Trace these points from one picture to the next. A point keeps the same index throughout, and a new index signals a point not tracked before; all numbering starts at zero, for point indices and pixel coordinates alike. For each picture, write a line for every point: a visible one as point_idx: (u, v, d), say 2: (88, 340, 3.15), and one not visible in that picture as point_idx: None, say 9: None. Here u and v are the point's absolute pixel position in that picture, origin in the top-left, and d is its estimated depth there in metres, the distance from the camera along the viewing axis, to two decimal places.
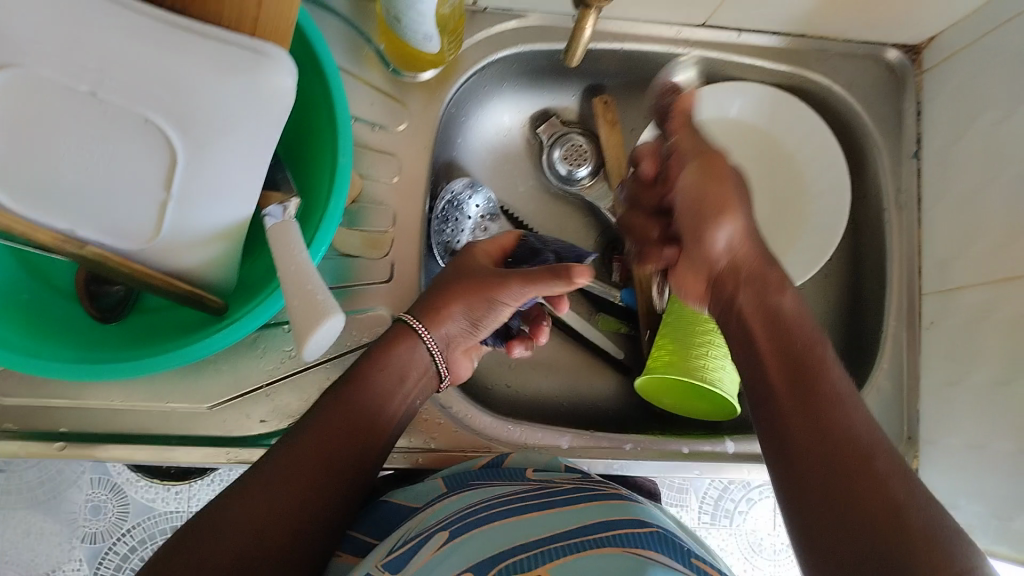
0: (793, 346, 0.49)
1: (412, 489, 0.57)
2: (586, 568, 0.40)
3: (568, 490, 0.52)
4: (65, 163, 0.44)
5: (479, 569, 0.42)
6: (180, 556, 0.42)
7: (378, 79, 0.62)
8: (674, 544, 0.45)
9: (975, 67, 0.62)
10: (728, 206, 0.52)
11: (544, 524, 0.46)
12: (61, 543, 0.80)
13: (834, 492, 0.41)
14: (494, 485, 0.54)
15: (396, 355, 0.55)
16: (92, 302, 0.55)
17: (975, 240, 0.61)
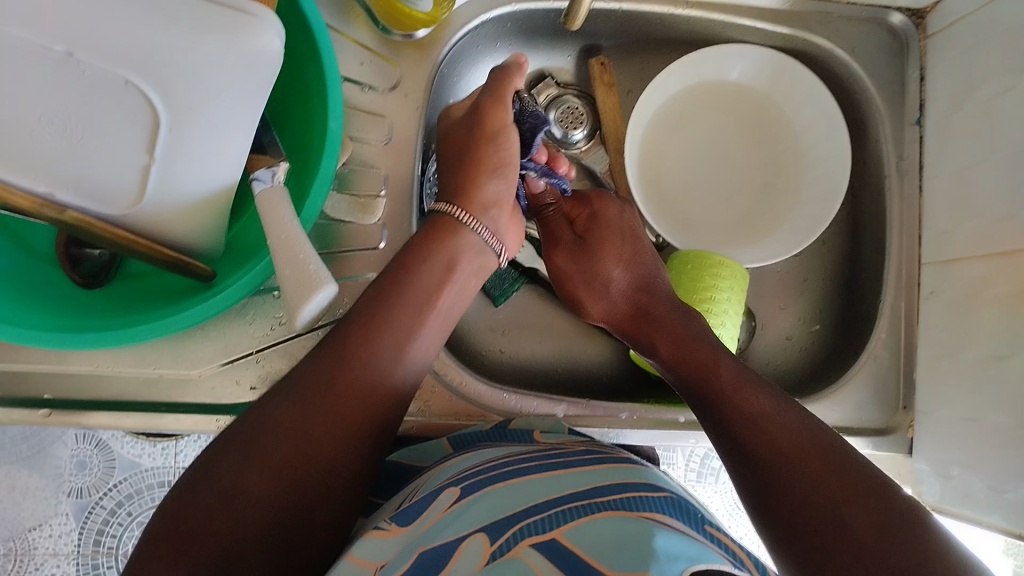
0: (705, 378, 0.52)
1: (416, 447, 0.58)
2: (601, 528, 0.39)
3: (573, 452, 0.52)
4: (40, 126, 0.42)
5: (490, 528, 0.41)
6: (195, 517, 0.39)
7: (367, 38, 0.60)
8: (687, 510, 0.44)
9: (981, 33, 0.60)
10: (592, 295, 0.62)
11: (550, 485, 0.46)
12: (48, 497, 0.82)
13: (783, 497, 0.43)
14: (499, 449, 0.53)
15: (437, 253, 0.53)
16: (73, 267, 0.53)
17: (975, 211, 0.60)
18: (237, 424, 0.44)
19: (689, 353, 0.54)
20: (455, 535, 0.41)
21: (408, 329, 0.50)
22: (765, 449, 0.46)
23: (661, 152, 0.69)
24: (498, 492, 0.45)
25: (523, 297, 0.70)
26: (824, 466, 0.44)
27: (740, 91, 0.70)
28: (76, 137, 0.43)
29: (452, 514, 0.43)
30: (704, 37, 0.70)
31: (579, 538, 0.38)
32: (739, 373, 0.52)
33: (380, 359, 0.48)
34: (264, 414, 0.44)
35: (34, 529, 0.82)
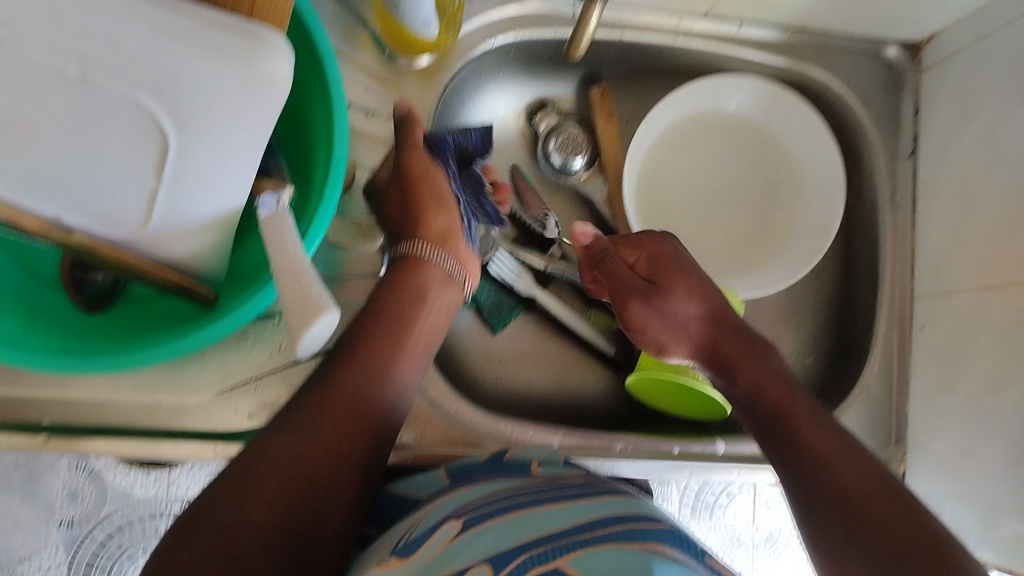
0: (776, 418, 0.51)
1: (415, 478, 0.57)
2: (607, 562, 0.39)
3: (575, 484, 0.52)
4: (51, 146, 0.42)
5: (495, 558, 0.41)
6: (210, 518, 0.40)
7: (372, 64, 0.61)
8: (688, 541, 0.44)
9: (976, 66, 0.61)
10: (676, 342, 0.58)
11: (554, 517, 0.46)
12: (37, 528, 0.81)
13: (861, 544, 0.43)
14: (498, 481, 0.53)
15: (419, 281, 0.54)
16: (77, 290, 0.53)
17: (970, 243, 0.60)
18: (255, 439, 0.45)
19: (754, 392, 0.53)
20: (461, 565, 0.41)
21: (391, 369, 0.51)
22: (842, 496, 0.45)
23: (659, 181, 0.70)
24: (501, 522, 0.45)
25: (521, 326, 0.70)
26: (896, 516, 0.43)
27: (737, 124, 0.70)
28: (84, 158, 0.43)
29: (456, 545, 0.43)
30: (702, 68, 0.71)
31: (588, 573, 0.38)
32: (814, 413, 0.51)
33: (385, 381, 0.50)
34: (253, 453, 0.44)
35: (24, 560, 0.82)
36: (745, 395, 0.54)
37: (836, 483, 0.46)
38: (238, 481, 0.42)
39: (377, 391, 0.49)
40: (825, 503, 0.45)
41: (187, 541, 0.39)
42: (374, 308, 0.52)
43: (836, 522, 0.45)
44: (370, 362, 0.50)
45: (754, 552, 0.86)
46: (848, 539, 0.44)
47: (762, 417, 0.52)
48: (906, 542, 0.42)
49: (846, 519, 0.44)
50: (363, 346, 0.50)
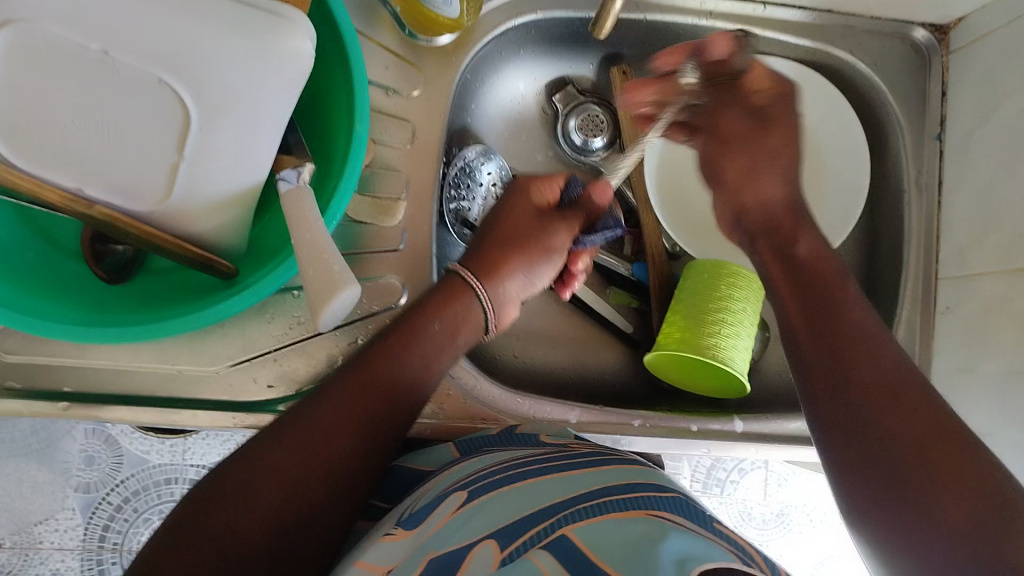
0: (827, 327, 0.46)
1: (423, 453, 0.58)
2: (612, 530, 0.40)
3: (581, 454, 0.52)
4: (74, 122, 0.42)
5: (499, 535, 0.41)
6: (213, 509, 0.42)
7: (393, 42, 0.60)
8: (696, 509, 0.44)
9: (1005, 50, 0.60)
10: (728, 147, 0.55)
11: (559, 486, 0.46)
12: (55, 492, 0.82)
13: (869, 457, 0.40)
14: (507, 450, 0.54)
15: (452, 309, 0.52)
16: (97, 263, 0.54)
17: (995, 227, 0.60)
18: (274, 426, 0.46)
19: (810, 280, 0.49)
20: (462, 540, 0.41)
21: (414, 384, 0.50)
22: (857, 397, 0.42)
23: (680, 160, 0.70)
24: (505, 497, 0.45)
25: (537, 306, 0.70)
26: (913, 409, 0.41)
27: None
28: (106, 133, 0.43)
29: (458, 519, 0.43)
30: None
31: (590, 538, 0.39)
32: (858, 303, 0.47)
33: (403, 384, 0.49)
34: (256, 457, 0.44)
35: (40, 523, 0.83)
36: (797, 277, 0.50)
37: (854, 376, 0.43)
38: (239, 483, 0.43)
39: (396, 402, 0.49)
40: (834, 401, 0.44)
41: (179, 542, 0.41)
42: (396, 328, 0.51)
43: (877, 458, 0.40)
44: (388, 374, 0.48)
45: (764, 530, 0.89)
46: (857, 450, 0.42)
47: (802, 327, 0.48)
48: (913, 446, 0.39)
49: (854, 431, 0.42)
50: (379, 360, 0.49)
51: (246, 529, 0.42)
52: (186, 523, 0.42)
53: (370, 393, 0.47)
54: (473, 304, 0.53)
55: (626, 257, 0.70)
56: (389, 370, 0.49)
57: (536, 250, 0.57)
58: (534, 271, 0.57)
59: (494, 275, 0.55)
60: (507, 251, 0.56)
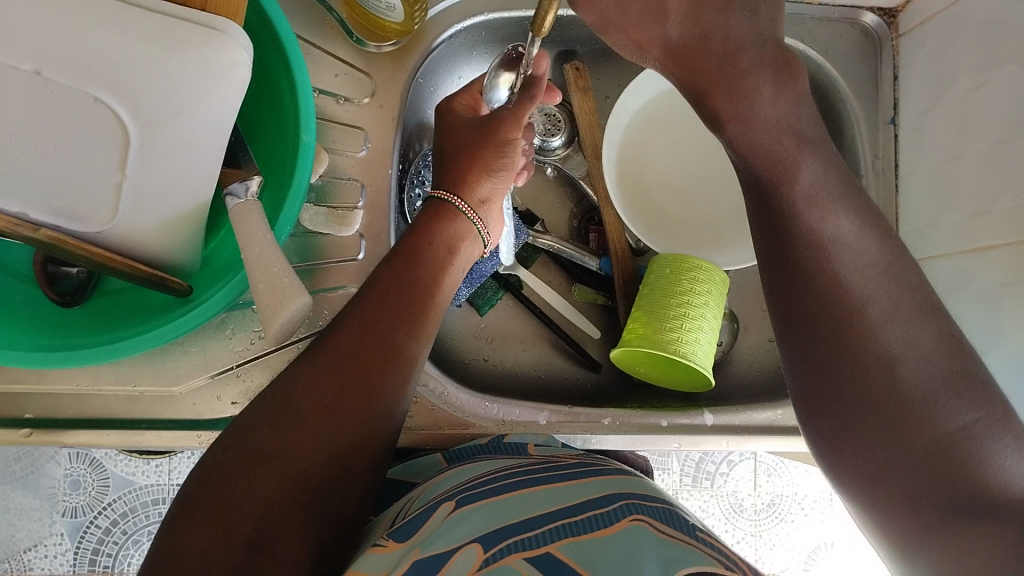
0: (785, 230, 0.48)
1: (412, 465, 0.58)
2: (600, 545, 0.39)
3: (569, 466, 0.52)
4: (11, 144, 0.42)
5: (483, 537, 0.41)
6: (225, 478, 0.42)
7: (341, 49, 0.60)
8: (679, 517, 0.44)
9: (951, 31, 0.60)
10: None
11: (545, 500, 0.45)
12: (42, 518, 0.83)
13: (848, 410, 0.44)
14: (489, 461, 0.53)
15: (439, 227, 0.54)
16: (50, 285, 0.52)
17: (950, 207, 0.60)
18: (293, 369, 0.47)
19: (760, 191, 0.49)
20: (449, 545, 0.40)
21: (418, 313, 0.51)
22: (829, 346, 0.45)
23: (640, 156, 0.69)
24: (493, 506, 0.44)
25: (505, 306, 0.70)
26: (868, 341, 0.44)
27: None
28: (46, 154, 0.43)
29: (445, 526, 0.42)
30: None
31: (577, 555, 0.38)
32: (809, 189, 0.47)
33: (416, 313, 0.51)
34: (290, 384, 0.46)
35: (29, 549, 0.83)
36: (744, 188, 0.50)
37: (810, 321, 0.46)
38: (254, 446, 0.43)
39: (409, 327, 0.50)
40: (820, 352, 0.45)
41: (228, 467, 0.43)
42: (397, 263, 0.52)
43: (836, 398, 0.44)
44: (390, 313, 0.49)
45: (756, 521, 0.89)
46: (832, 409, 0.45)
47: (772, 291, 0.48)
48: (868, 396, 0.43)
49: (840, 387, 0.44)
50: (388, 296, 0.50)
51: (265, 489, 0.42)
52: (203, 490, 0.42)
53: (374, 327, 0.49)
54: (464, 223, 0.55)
55: (592, 251, 0.70)
56: (397, 303, 0.50)
57: (487, 147, 0.56)
58: (494, 172, 0.57)
59: (471, 185, 0.56)
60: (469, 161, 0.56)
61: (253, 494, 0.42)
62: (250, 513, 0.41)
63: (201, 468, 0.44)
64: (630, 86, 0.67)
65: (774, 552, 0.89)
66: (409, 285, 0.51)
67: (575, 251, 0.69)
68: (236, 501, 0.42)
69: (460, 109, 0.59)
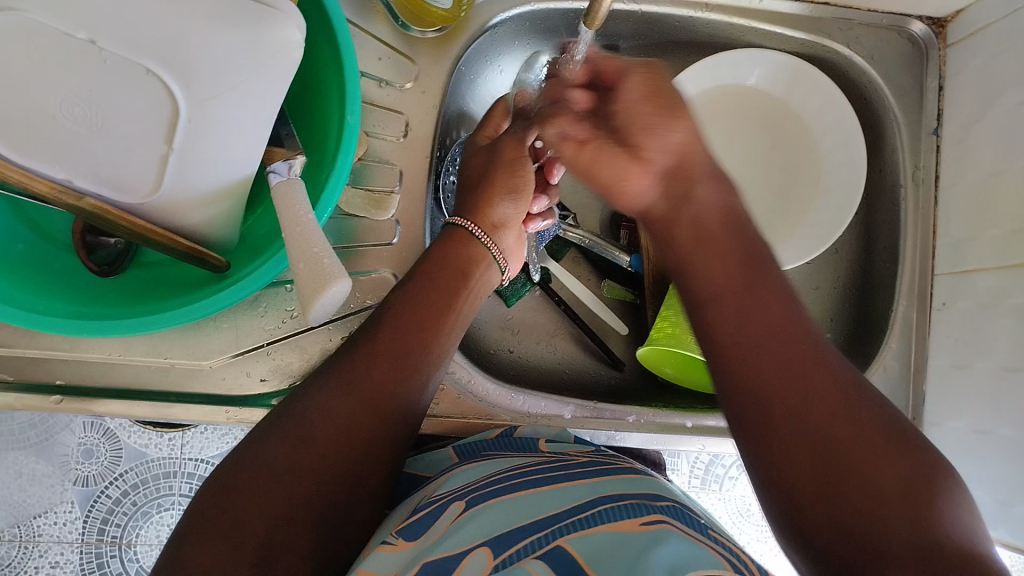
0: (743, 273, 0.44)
1: (425, 457, 0.58)
2: (608, 539, 0.40)
3: (586, 464, 0.52)
4: (60, 111, 0.42)
5: (494, 541, 0.41)
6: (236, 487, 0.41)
7: (386, 33, 0.60)
8: (693, 517, 0.44)
9: (1001, 44, 0.60)
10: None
11: (557, 499, 0.45)
12: (54, 485, 0.84)
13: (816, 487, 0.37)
14: (510, 457, 0.53)
15: (453, 249, 0.56)
16: (88, 255, 0.53)
17: (990, 222, 0.60)
18: (304, 389, 0.47)
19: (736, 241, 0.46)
20: (456, 549, 0.40)
21: (435, 337, 0.51)
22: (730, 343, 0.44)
23: None
24: (505, 504, 0.44)
25: (532, 299, 0.70)
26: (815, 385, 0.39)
27: (756, 96, 0.69)
28: (95, 123, 0.43)
29: (457, 527, 0.43)
30: (720, 40, 0.70)
31: (587, 550, 0.38)
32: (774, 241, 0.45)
33: (431, 338, 0.51)
34: (305, 403, 0.46)
35: (39, 516, 0.84)
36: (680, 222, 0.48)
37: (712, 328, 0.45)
38: (263, 460, 0.43)
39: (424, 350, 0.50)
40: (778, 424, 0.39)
41: (244, 475, 0.42)
42: (416, 288, 0.52)
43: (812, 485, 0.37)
44: (406, 336, 0.50)
45: (763, 525, 0.89)
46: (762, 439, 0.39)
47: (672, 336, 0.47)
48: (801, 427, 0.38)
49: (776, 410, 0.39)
50: (405, 319, 0.51)
51: (274, 506, 0.41)
52: (210, 503, 0.41)
53: (391, 348, 0.49)
54: (477, 246, 0.56)
55: (622, 248, 0.70)
56: (414, 325, 0.51)
57: (504, 166, 0.57)
58: (506, 199, 0.57)
59: (486, 211, 0.57)
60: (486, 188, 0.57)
61: (262, 508, 0.41)
62: (260, 525, 0.40)
63: (211, 482, 0.43)
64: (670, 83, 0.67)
65: (780, 559, 0.89)
66: (425, 309, 0.52)
67: (604, 247, 0.69)
68: (249, 513, 0.40)
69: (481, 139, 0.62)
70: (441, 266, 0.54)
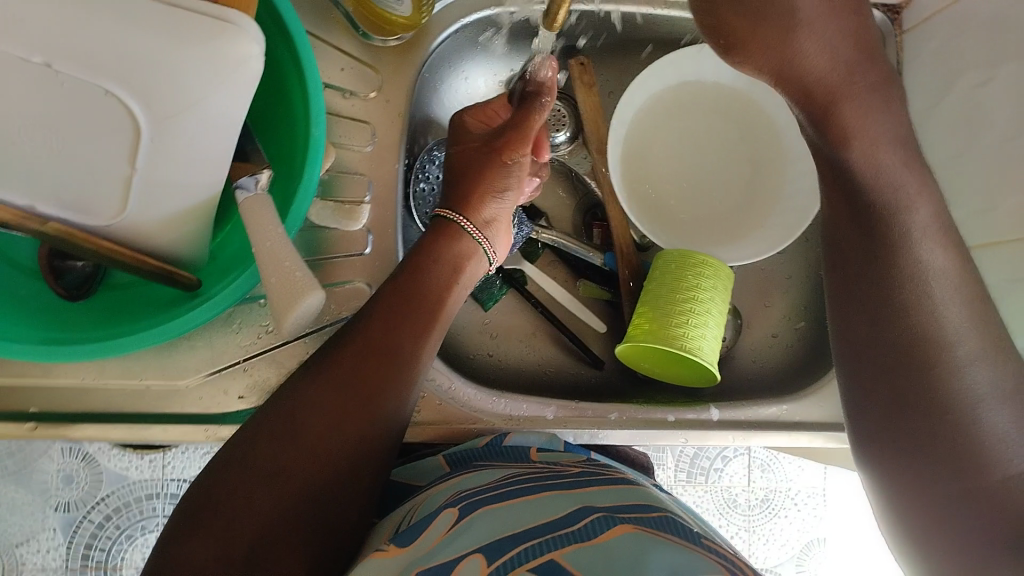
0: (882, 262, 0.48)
1: (415, 467, 0.59)
2: (602, 546, 0.39)
3: (575, 475, 0.52)
4: (20, 137, 0.42)
5: (490, 546, 0.41)
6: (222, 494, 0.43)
7: (348, 43, 0.60)
8: (683, 527, 0.43)
9: (957, 29, 0.60)
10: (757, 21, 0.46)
11: (549, 508, 0.45)
12: (34, 512, 0.82)
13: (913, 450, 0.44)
14: (497, 467, 0.53)
15: (440, 242, 0.55)
16: (56, 280, 0.52)
17: (956, 205, 0.60)
18: (292, 382, 0.48)
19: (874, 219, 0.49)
20: (451, 557, 0.40)
21: (419, 334, 0.51)
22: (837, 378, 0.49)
23: (644, 154, 0.70)
24: (497, 514, 0.44)
25: (509, 301, 0.70)
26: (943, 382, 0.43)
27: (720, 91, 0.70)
28: (57, 147, 0.42)
29: (452, 535, 0.43)
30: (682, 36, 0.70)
31: (581, 563, 0.38)
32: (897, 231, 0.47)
33: (417, 334, 0.51)
34: (291, 401, 0.47)
35: (22, 544, 0.83)
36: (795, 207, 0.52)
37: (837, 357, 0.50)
38: (250, 462, 0.44)
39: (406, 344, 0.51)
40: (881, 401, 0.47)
41: (232, 475, 0.43)
42: (400, 283, 0.53)
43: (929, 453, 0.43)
44: (391, 335, 0.50)
45: (749, 515, 0.89)
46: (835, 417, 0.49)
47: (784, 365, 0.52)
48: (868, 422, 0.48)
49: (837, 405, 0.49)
50: (389, 317, 0.51)
51: (261, 510, 0.43)
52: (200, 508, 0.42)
53: (377, 347, 0.50)
54: (466, 242, 0.56)
55: (596, 246, 0.70)
56: (399, 323, 0.51)
57: (496, 165, 0.58)
58: (500, 193, 0.58)
59: (477, 206, 0.57)
60: (473, 182, 0.58)
61: (249, 510, 0.42)
62: (249, 530, 0.42)
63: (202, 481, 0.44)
64: (634, 81, 0.67)
65: (767, 547, 0.90)
66: (411, 307, 0.52)
67: (580, 248, 0.69)
68: (240, 516, 0.42)
69: (470, 123, 0.60)
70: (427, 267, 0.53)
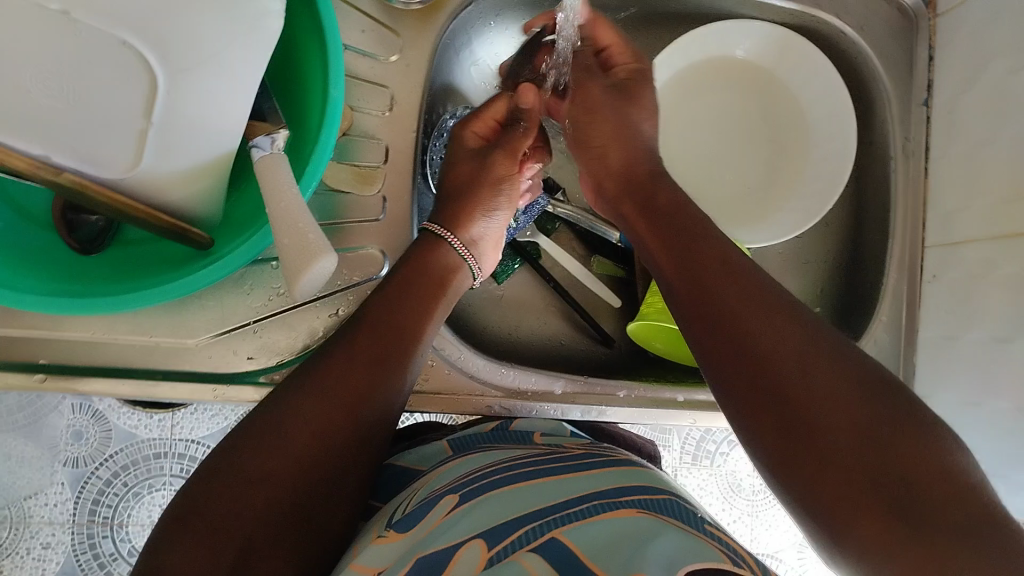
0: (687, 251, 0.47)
1: (415, 453, 0.57)
2: (604, 528, 0.39)
3: (575, 456, 0.51)
4: (36, 84, 0.41)
5: (488, 533, 0.40)
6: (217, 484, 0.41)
7: (370, 5, 0.59)
8: (688, 510, 0.43)
9: (994, 11, 0.59)
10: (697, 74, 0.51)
11: (548, 491, 0.45)
12: (43, 467, 0.83)
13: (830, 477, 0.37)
14: (500, 450, 0.53)
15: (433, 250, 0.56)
16: (69, 232, 0.52)
17: (981, 193, 0.59)
18: (279, 392, 0.46)
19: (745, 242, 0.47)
20: (449, 543, 0.40)
21: (410, 336, 0.51)
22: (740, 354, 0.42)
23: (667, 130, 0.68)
24: (497, 498, 0.44)
25: (521, 275, 0.70)
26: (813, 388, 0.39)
27: (745, 68, 0.69)
28: (74, 97, 0.42)
29: (450, 522, 0.42)
30: (708, 10, 0.69)
31: (583, 543, 0.38)
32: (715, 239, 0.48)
33: (408, 336, 0.51)
34: (280, 406, 0.45)
35: (29, 498, 0.83)
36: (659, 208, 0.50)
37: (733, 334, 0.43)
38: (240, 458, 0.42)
39: (396, 342, 0.50)
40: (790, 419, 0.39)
41: (218, 485, 0.41)
42: (389, 289, 0.52)
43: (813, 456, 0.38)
44: (384, 337, 0.50)
45: (754, 501, 0.89)
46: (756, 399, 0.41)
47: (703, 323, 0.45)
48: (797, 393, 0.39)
49: (753, 375, 0.41)
50: (382, 316, 0.51)
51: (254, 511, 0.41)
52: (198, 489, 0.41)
53: (371, 346, 0.49)
54: (450, 253, 0.56)
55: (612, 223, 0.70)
56: (391, 328, 0.50)
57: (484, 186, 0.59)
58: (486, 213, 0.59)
59: (462, 223, 0.58)
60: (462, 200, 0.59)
61: (241, 508, 0.40)
62: (240, 527, 0.40)
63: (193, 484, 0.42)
64: (658, 57, 0.66)
65: (770, 533, 0.89)
66: (401, 305, 0.52)
67: (596, 224, 0.69)
68: (224, 523, 0.40)
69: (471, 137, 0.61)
70: (421, 274, 0.54)
